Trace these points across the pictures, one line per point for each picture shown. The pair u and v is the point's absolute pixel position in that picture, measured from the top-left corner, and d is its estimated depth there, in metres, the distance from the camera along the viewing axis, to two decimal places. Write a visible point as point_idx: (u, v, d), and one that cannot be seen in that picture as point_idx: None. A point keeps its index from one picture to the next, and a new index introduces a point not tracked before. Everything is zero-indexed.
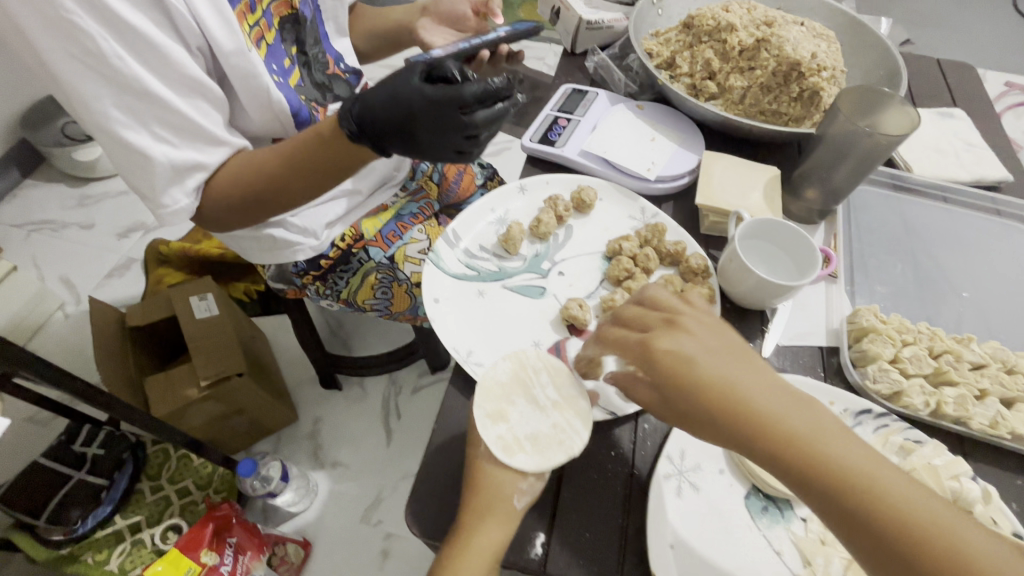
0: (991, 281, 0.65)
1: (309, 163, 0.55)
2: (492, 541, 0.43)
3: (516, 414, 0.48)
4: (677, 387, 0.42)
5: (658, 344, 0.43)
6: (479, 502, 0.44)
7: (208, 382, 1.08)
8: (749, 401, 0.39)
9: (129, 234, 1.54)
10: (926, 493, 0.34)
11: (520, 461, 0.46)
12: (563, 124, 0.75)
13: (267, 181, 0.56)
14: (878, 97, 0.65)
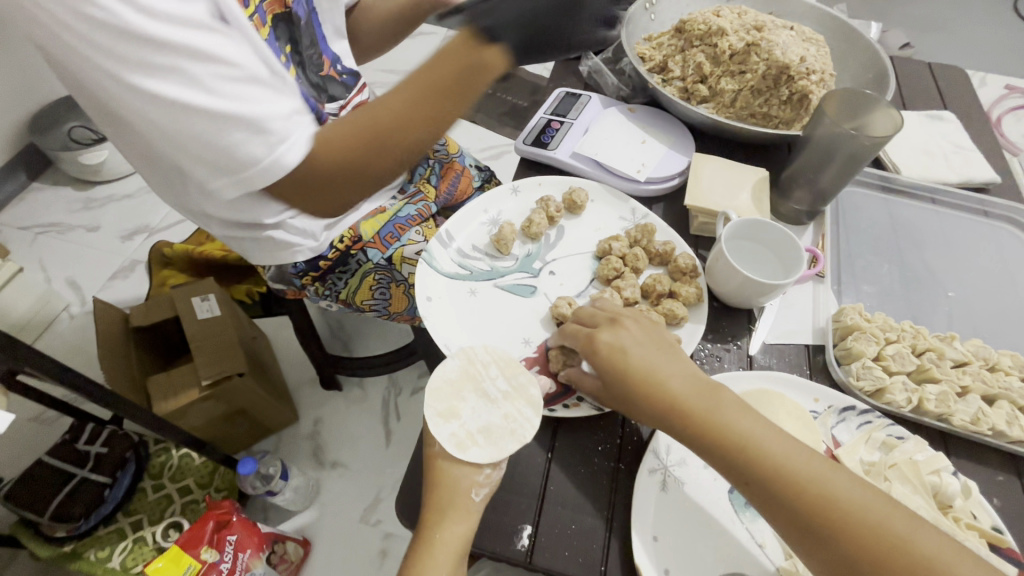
0: (977, 281, 0.66)
1: (432, 85, 0.54)
2: (455, 536, 0.45)
3: (466, 409, 0.48)
4: (609, 374, 0.46)
5: (602, 339, 0.48)
6: (439, 499, 0.46)
7: (209, 381, 1.09)
8: (665, 384, 0.44)
9: (134, 237, 1.57)
10: (802, 451, 0.40)
11: (474, 455, 0.46)
12: (556, 127, 0.76)
13: (389, 114, 0.54)
14: (865, 100, 0.66)
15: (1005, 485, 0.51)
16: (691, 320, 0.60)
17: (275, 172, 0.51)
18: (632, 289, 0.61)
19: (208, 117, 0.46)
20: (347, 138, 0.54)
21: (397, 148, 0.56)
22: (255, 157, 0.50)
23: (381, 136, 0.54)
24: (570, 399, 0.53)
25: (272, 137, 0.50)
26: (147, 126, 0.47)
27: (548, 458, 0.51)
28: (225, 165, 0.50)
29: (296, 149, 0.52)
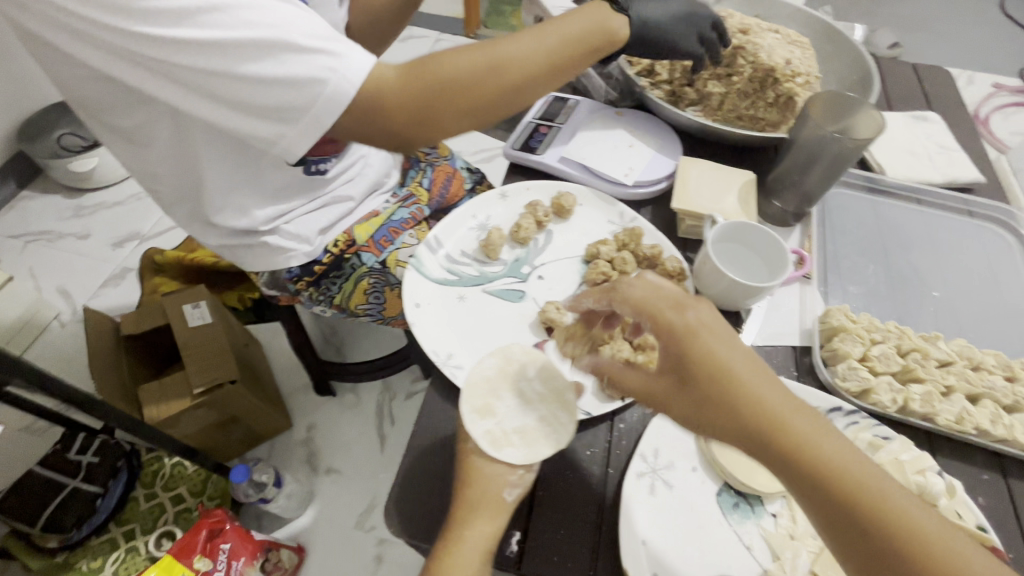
0: (962, 281, 0.67)
1: (546, 43, 0.65)
2: (483, 536, 0.45)
3: (504, 409, 0.50)
4: (694, 384, 0.42)
5: (699, 325, 0.43)
6: (469, 497, 0.46)
7: (201, 389, 1.09)
8: (759, 402, 0.40)
9: (126, 244, 1.56)
10: (912, 500, 0.36)
11: (507, 455, 0.48)
12: (544, 132, 0.77)
13: (501, 60, 0.64)
14: (848, 103, 0.67)
15: (989, 484, 0.51)
16: None
17: (342, 96, 0.57)
18: None
19: (258, 50, 0.52)
20: (472, 67, 0.63)
21: (509, 93, 0.65)
22: (316, 81, 0.55)
23: (504, 75, 0.64)
24: None
25: (327, 57, 0.55)
26: (218, 91, 0.55)
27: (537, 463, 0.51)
28: (296, 103, 0.56)
29: (360, 67, 0.57)
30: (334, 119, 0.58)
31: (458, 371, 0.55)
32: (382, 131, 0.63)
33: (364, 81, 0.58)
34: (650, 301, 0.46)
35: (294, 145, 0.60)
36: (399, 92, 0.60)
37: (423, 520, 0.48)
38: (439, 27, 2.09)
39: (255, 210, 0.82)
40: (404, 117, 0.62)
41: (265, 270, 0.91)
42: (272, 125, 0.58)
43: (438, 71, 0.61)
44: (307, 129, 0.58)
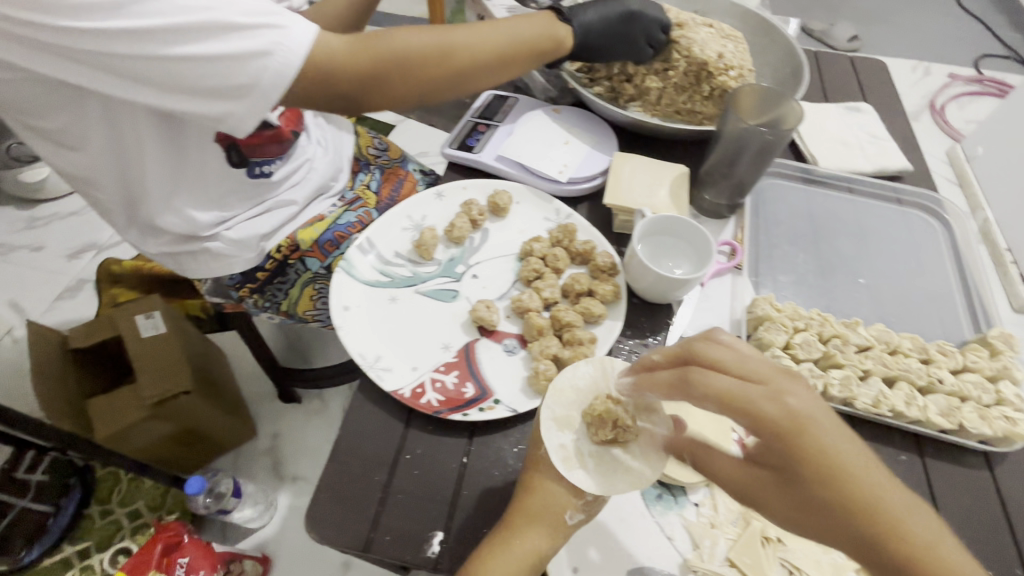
0: (888, 268, 0.69)
1: (505, 36, 0.64)
2: (530, 546, 0.44)
3: (587, 428, 0.47)
4: (800, 471, 0.35)
5: (800, 414, 0.35)
6: (528, 506, 0.45)
7: (153, 401, 1.05)
8: (874, 494, 0.34)
9: (82, 255, 1.52)
10: None
11: (577, 476, 0.45)
12: (482, 130, 0.76)
13: (461, 46, 0.62)
14: (771, 95, 0.69)
15: (906, 464, 0.52)
16: (610, 317, 0.61)
17: (289, 68, 0.53)
18: (551, 289, 0.62)
19: (196, 30, 0.48)
20: (425, 49, 0.60)
21: (460, 81, 0.64)
22: (261, 55, 0.51)
23: (458, 62, 0.62)
24: (485, 402, 0.54)
25: (271, 30, 0.51)
26: (154, 76, 0.51)
27: (463, 463, 0.51)
28: (239, 82, 0.52)
29: (305, 37, 0.53)
30: (281, 93, 0.54)
31: (384, 374, 0.54)
32: (324, 101, 0.58)
33: (311, 48, 0.53)
34: (734, 387, 0.36)
35: (242, 124, 0.55)
36: (347, 63, 0.56)
37: (346, 525, 0.47)
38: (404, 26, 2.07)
39: (194, 212, 0.78)
40: (352, 88, 0.57)
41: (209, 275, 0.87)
42: (218, 104, 0.53)
43: (392, 46, 0.58)
44: (254, 106, 0.54)
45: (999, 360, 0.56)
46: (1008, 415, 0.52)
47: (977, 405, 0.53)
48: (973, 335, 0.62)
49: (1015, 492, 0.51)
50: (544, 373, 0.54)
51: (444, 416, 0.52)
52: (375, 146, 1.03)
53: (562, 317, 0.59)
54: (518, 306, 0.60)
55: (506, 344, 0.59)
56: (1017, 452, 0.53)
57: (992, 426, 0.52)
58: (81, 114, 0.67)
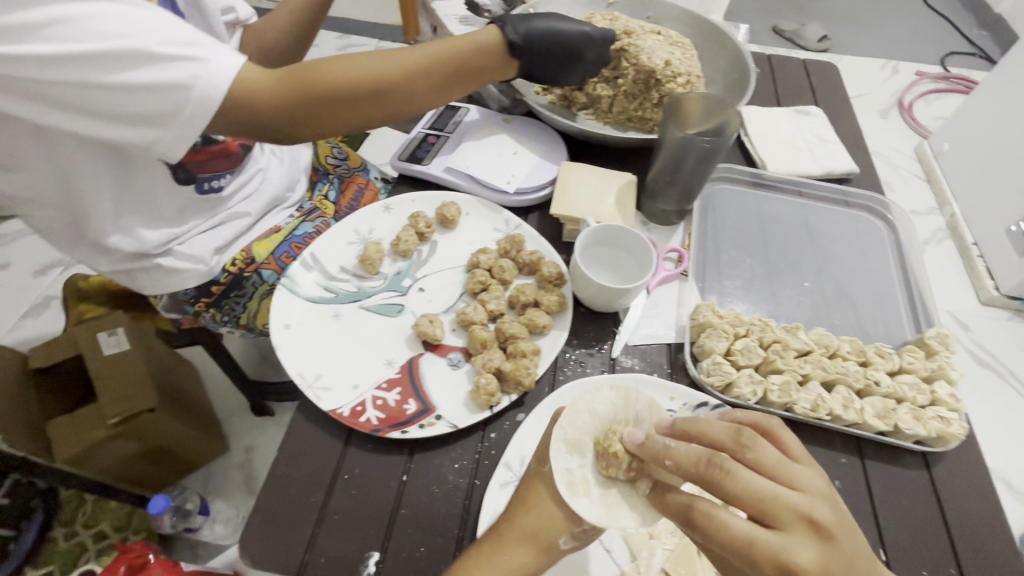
0: (835, 271, 0.69)
1: (444, 62, 0.61)
2: (518, 562, 0.43)
3: (596, 458, 0.46)
4: None
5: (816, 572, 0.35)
6: (520, 524, 0.44)
7: (115, 420, 1.01)
8: None
9: (48, 271, 1.49)
10: None
11: (582, 506, 0.43)
12: (432, 141, 0.76)
13: (394, 78, 0.58)
14: (714, 104, 0.69)
15: (847, 467, 0.53)
16: (556, 328, 0.61)
17: (210, 103, 0.51)
18: (497, 301, 0.62)
19: (113, 58, 0.48)
20: (355, 84, 0.57)
21: (397, 107, 0.61)
22: (180, 88, 0.50)
23: (391, 92, 0.59)
24: (426, 419, 0.53)
25: (191, 63, 0.50)
26: (77, 100, 0.50)
27: (402, 481, 0.51)
28: (162, 111, 0.51)
29: (226, 71, 0.51)
30: (206, 123, 0.52)
31: (323, 394, 0.54)
32: (254, 135, 0.57)
33: (231, 87, 0.52)
34: (747, 535, 0.36)
35: (172, 150, 0.54)
36: (273, 103, 0.54)
37: (281, 549, 0.47)
38: (377, 33, 2.05)
39: (143, 231, 0.74)
40: (281, 125, 0.56)
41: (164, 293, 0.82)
42: (145, 131, 0.52)
43: (315, 79, 0.55)
44: (182, 135, 0.53)
45: (935, 360, 0.57)
46: (942, 415, 0.53)
47: (913, 406, 0.54)
48: (914, 336, 0.63)
49: (952, 491, 0.52)
50: (485, 387, 0.54)
51: (382, 433, 0.52)
52: (334, 155, 1.00)
53: (507, 329, 0.59)
54: (463, 319, 0.60)
55: (450, 358, 0.58)
56: (954, 451, 0.54)
57: (927, 427, 0.52)
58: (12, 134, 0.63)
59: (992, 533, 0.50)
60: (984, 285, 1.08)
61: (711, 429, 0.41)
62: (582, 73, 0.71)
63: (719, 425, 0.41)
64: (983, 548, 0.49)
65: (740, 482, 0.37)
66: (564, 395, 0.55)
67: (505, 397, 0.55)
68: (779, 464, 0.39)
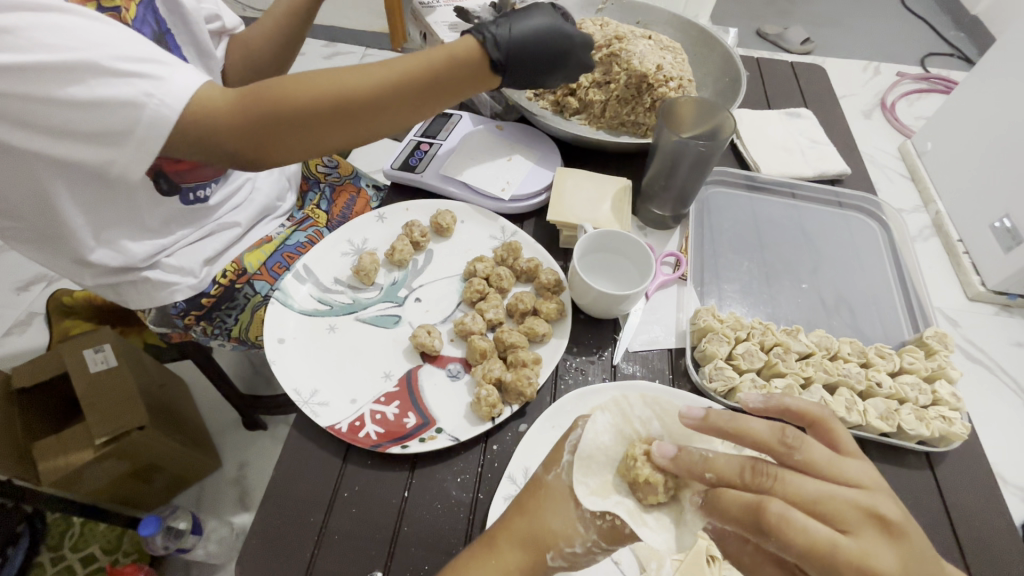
0: (833, 273, 0.69)
1: (418, 80, 0.56)
2: (508, 566, 0.42)
3: (632, 491, 0.44)
4: None
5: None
6: (515, 527, 0.44)
7: (102, 440, 0.97)
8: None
9: (31, 287, 1.45)
10: None
11: (646, 534, 0.42)
12: (425, 149, 0.75)
13: (360, 98, 0.54)
14: (705, 106, 0.69)
15: None
16: (555, 336, 0.60)
17: (162, 123, 0.49)
18: (495, 310, 0.61)
19: (65, 71, 0.47)
20: (311, 101, 0.53)
21: (362, 126, 0.57)
22: (130, 105, 0.48)
23: (353, 107, 0.54)
24: (426, 432, 0.52)
25: (144, 80, 0.49)
26: (55, 109, 0.48)
27: (404, 497, 0.50)
28: (113, 129, 0.50)
29: (182, 87, 0.50)
30: (161, 145, 0.51)
31: (321, 409, 0.53)
32: (212, 155, 0.54)
33: (186, 106, 0.50)
34: (825, 538, 0.34)
35: (127, 171, 0.53)
36: (226, 120, 0.51)
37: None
38: (364, 41, 2.04)
39: (128, 244, 0.71)
40: (236, 144, 0.53)
41: (152, 307, 0.78)
42: (100, 150, 0.51)
43: (274, 101, 0.52)
44: (135, 154, 0.51)
45: (935, 360, 0.57)
46: (944, 415, 0.53)
47: (915, 406, 0.54)
48: (912, 336, 0.63)
49: (956, 490, 0.52)
50: (486, 399, 0.52)
51: (382, 449, 0.51)
52: (326, 163, 0.97)
53: (506, 338, 0.58)
54: (461, 329, 0.59)
55: (449, 369, 0.57)
56: (955, 450, 0.54)
57: (930, 427, 0.52)
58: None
59: (999, 532, 0.50)
60: (970, 280, 1.09)
61: (754, 428, 0.40)
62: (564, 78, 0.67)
63: (761, 424, 0.40)
64: (991, 547, 0.49)
65: (795, 487, 0.36)
66: (566, 403, 0.54)
67: (506, 408, 0.54)
68: (827, 461, 0.38)
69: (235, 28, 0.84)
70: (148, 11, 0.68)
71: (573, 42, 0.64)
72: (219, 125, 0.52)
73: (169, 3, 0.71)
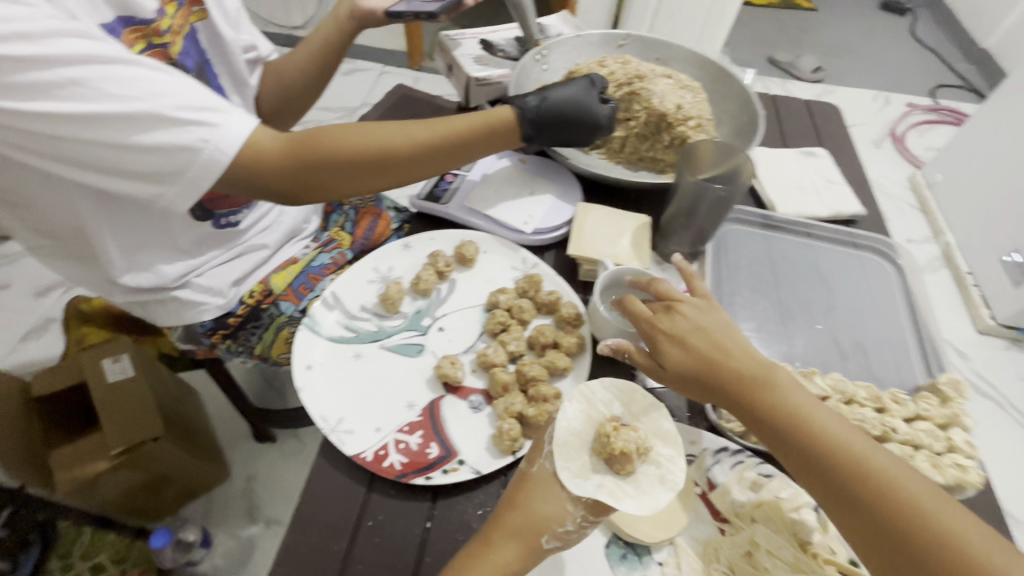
0: (846, 313, 0.71)
1: (452, 143, 0.65)
2: (505, 559, 0.44)
3: (609, 463, 0.46)
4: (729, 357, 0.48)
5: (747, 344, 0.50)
6: (509, 521, 0.45)
7: (118, 449, 0.96)
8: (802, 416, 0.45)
9: (50, 292, 1.47)
10: (912, 478, 0.41)
11: (629, 507, 0.44)
12: (450, 180, 0.78)
13: (403, 155, 0.63)
14: (726, 148, 0.71)
15: None
16: (575, 369, 0.61)
17: (216, 165, 0.53)
18: (516, 342, 0.62)
19: (129, 120, 0.49)
20: (357, 156, 0.61)
21: (398, 177, 0.65)
22: (187, 151, 0.52)
23: (395, 161, 0.63)
24: (449, 464, 0.53)
25: (202, 127, 0.52)
26: (110, 155, 0.51)
27: (425, 528, 0.51)
28: (167, 170, 0.53)
29: (236, 134, 0.54)
30: (210, 184, 0.54)
31: (347, 437, 0.54)
32: (258, 195, 0.59)
33: (239, 149, 0.54)
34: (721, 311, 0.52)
35: (173, 205, 0.55)
36: (278, 167, 0.57)
37: None
38: (383, 59, 2.09)
39: (163, 265, 0.73)
40: (286, 188, 0.59)
41: (179, 324, 0.80)
42: (149, 187, 0.54)
43: (327, 152, 0.59)
44: (184, 192, 0.54)
45: (950, 407, 0.58)
46: (960, 462, 0.54)
47: (930, 453, 0.54)
48: (926, 380, 0.64)
49: None
50: (507, 433, 0.54)
51: (406, 480, 0.52)
52: None
53: (527, 371, 0.59)
54: (483, 360, 0.60)
55: (471, 401, 0.59)
56: (969, 497, 0.54)
57: (945, 475, 0.53)
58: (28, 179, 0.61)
59: None
60: (979, 313, 1.11)
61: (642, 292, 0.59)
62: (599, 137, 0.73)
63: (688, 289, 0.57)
64: None
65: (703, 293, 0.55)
66: None
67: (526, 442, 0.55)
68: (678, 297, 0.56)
69: (269, 56, 0.87)
70: (192, 44, 0.71)
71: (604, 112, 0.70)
72: (272, 169, 0.57)
73: (210, 36, 0.75)
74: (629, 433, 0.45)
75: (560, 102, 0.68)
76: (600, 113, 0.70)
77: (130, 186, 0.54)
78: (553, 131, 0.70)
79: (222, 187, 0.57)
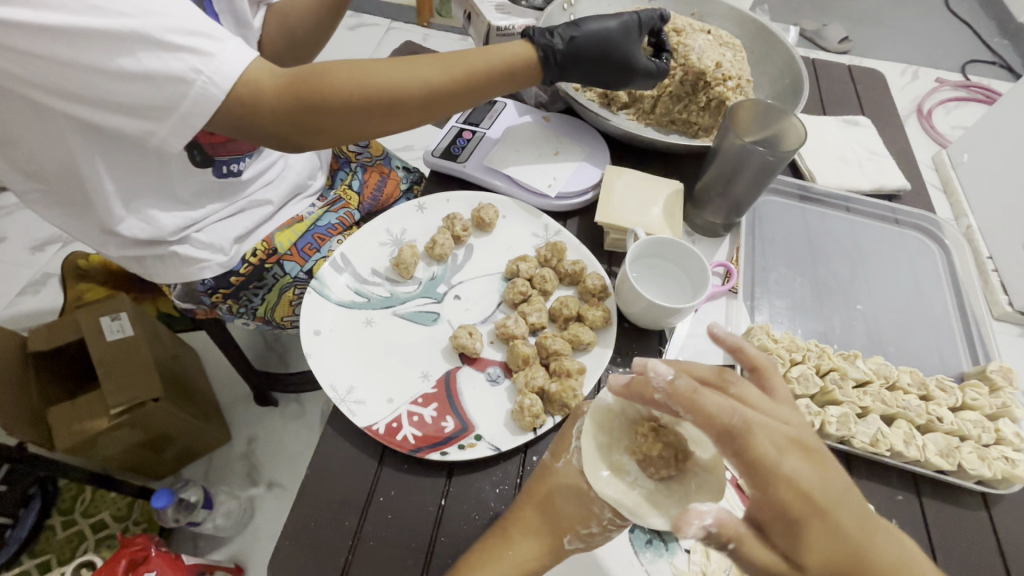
0: (888, 293, 0.67)
1: (469, 80, 0.60)
2: (524, 557, 0.42)
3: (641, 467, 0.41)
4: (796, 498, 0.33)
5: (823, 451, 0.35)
6: (527, 518, 0.43)
7: (118, 407, 0.92)
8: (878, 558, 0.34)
9: (45, 247, 1.42)
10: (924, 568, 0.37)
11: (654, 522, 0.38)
12: (467, 137, 0.72)
13: (417, 92, 0.57)
14: (771, 110, 0.64)
15: (904, 504, 0.50)
16: (599, 344, 0.58)
17: (209, 100, 0.48)
18: (538, 314, 0.58)
19: (113, 40, 0.44)
20: (366, 95, 0.55)
21: (408, 117, 0.59)
22: (179, 82, 0.46)
23: (407, 106, 0.58)
24: (466, 439, 0.50)
25: (194, 55, 0.46)
26: (92, 81, 0.46)
27: (440, 506, 0.48)
28: (156, 103, 0.47)
29: (232, 65, 0.48)
30: (204, 122, 0.49)
31: (357, 408, 0.51)
32: (257, 138, 0.55)
33: (235, 85, 0.49)
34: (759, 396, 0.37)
35: (165, 144, 0.50)
36: (277, 107, 0.52)
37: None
38: (390, 13, 1.98)
39: (158, 214, 0.68)
40: (287, 131, 0.54)
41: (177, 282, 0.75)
42: (139, 123, 0.49)
43: (331, 89, 0.53)
44: (176, 130, 0.49)
45: (1000, 397, 0.55)
46: (1007, 455, 0.51)
47: (976, 445, 0.52)
48: (971, 368, 0.61)
49: (1013, 535, 0.49)
50: (529, 409, 0.51)
51: (421, 455, 0.49)
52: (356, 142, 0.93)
53: (549, 345, 0.56)
54: (502, 332, 0.56)
55: (489, 372, 0.55)
56: (1014, 492, 0.51)
57: (992, 468, 0.50)
58: (9, 107, 0.56)
59: None
60: (996, 298, 0.96)
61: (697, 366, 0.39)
62: (626, 79, 0.68)
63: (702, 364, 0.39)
64: None
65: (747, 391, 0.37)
66: None
67: (549, 418, 0.52)
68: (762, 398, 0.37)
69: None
70: None
71: (634, 53, 0.66)
72: (273, 109, 0.52)
73: None
74: (668, 435, 0.39)
75: (589, 50, 0.64)
76: (631, 52, 0.66)
77: (116, 121, 0.49)
78: (578, 74, 0.66)
79: (219, 128, 0.52)
